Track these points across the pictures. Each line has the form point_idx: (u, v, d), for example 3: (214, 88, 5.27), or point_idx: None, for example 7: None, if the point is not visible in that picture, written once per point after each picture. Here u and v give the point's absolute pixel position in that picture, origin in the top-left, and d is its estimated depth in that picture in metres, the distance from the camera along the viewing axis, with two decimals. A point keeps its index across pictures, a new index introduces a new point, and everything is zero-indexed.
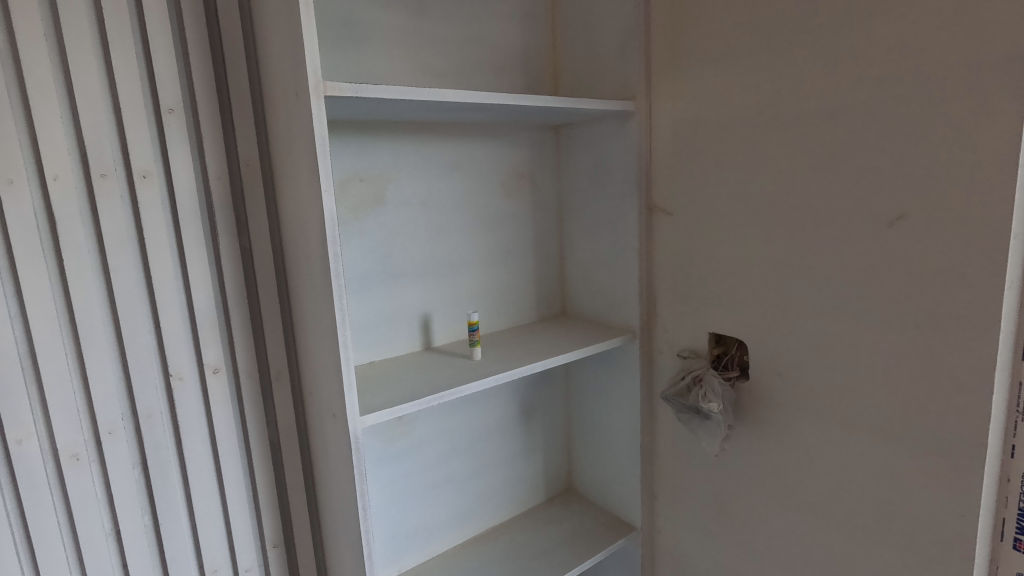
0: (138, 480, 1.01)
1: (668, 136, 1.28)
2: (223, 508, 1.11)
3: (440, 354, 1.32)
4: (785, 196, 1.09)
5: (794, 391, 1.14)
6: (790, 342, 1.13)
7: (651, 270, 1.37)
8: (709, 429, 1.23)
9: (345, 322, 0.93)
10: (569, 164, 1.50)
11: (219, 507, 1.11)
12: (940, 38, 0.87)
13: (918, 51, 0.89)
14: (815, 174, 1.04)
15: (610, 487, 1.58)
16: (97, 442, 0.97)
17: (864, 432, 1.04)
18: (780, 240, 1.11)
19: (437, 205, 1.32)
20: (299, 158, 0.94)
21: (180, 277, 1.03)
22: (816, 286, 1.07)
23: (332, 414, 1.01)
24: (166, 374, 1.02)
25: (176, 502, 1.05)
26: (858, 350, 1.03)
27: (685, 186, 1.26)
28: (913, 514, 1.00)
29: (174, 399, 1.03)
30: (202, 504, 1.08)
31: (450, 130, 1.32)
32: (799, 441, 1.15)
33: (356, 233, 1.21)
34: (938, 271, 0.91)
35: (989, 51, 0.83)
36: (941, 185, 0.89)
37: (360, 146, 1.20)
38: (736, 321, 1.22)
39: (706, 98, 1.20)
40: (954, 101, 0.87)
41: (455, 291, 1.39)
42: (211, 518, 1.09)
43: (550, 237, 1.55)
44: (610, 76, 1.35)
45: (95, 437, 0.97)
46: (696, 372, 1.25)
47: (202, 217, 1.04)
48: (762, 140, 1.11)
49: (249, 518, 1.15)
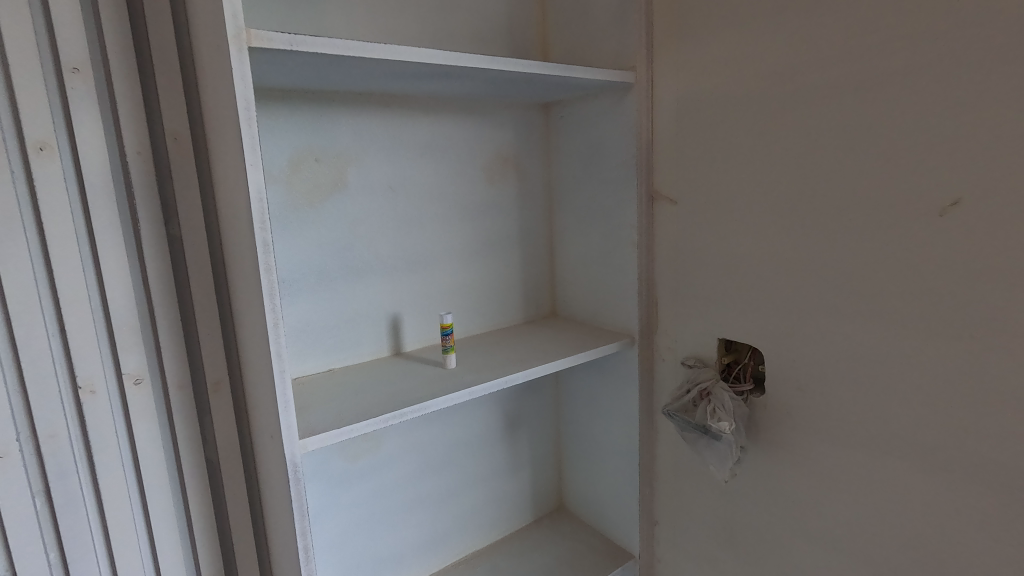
0: (40, 514, 0.85)
1: (670, 114, 1.11)
2: (151, 542, 0.96)
3: (409, 362, 1.15)
4: (807, 182, 0.93)
5: (818, 409, 0.97)
6: (813, 350, 0.96)
7: (652, 269, 1.20)
8: (717, 452, 1.03)
9: (278, 327, 0.77)
10: (559, 147, 1.33)
11: (145, 541, 0.95)
12: None
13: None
14: (848, 151, 0.87)
15: (604, 508, 1.42)
16: None
17: (898, 460, 0.88)
18: (800, 235, 0.95)
19: (408, 191, 1.16)
20: (223, 129, 0.78)
21: (92, 270, 0.86)
22: (843, 286, 0.90)
23: (269, 433, 0.85)
24: (75, 386, 0.86)
25: (91, 536, 0.89)
26: (890, 362, 0.87)
27: (690, 171, 1.10)
28: (962, 561, 0.83)
29: (84, 415, 0.87)
30: (123, 539, 0.92)
31: (423, 104, 1.16)
32: (820, 467, 0.98)
33: (311, 222, 1.05)
34: (996, 270, 0.74)
35: None
36: (1009, 162, 0.72)
37: (312, 122, 1.03)
38: (748, 328, 1.05)
39: (713, 70, 1.03)
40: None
41: (428, 289, 1.22)
42: (135, 554, 0.93)
43: (539, 230, 1.39)
44: (604, 46, 1.19)
45: None
46: (703, 386, 1.08)
47: (120, 201, 0.88)
48: (779, 116, 0.95)
49: (184, 552, 0.99)
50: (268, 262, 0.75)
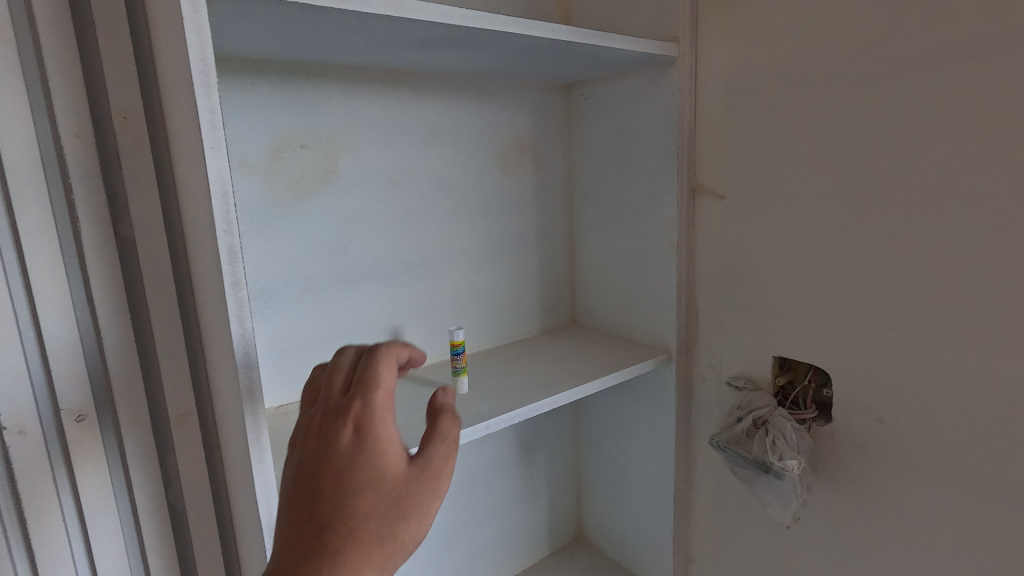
0: None
1: (717, 93, 0.94)
2: None
3: (411, 384, 0.98)
4: (893, 174, 0.76)
5: (899, 446, 0.81)
6: (895, 377, 0.80)
7: (693, 274, 1.04)
8: (778, 493, 0.87)
9: (249, 359, 0.60)
10: (582, 133, 1.17)
11: None
12: None
13: None
14: (954, 136, 0.70)
15: (629, 542, 1.26)
16: None
17: (1006, 516, 0.72)
18: (882, 237, 0.78)
19: (410, 183, 0.99)
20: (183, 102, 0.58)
21: (14, 275, 0.66)
22: (938, 301, 0.74)
23: (240, 486, 0.68)
24: None
25: None
26: (1000, 397, 0.70)
27: (740, 160, 0.93)
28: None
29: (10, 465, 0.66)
30: None
31: (428, 81, 0.98)
32: (898, 514, 0.82)
33: (296, 220, 0.87)
34: None
35: None
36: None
37: (296, 100, 0.85)
38: (811, 347, 0.89)
39: (774, 38, 0.86)
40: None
41: (434, 298, 1.06)
42: None
43: (559, 228, 1.22)
44: (639, 14, 1.01)
45: None
46: (758, 413, 0.92)
47: (50, 185, 0.67)
48: (859, 92, 0.77)
49: None
50: (234, 277, 0.57)
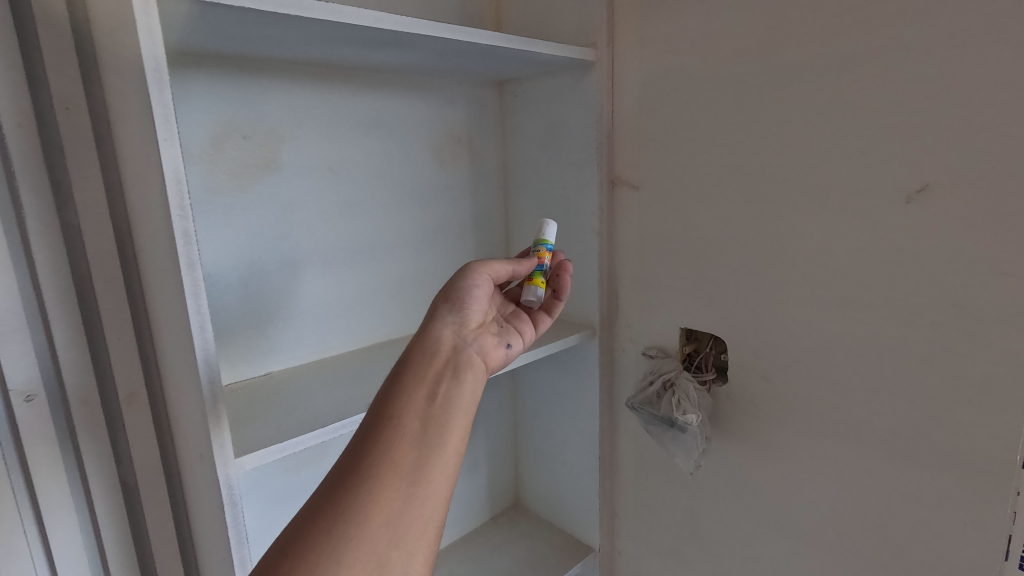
0: (15, 489, 0.75)
1: (632, 94, 1.06)
2: (50, 545, 0.80)
3: (356, 364, 1.05)
4: (773, 169, 0.90)
5: (780, 399, 0.95)
6: (776, 341, 0.94)
7: (613, 258, 1.16)
8: (683, 445, 1.02)
9: (206, 331, 0.67)
10: (514, 126, 1.26)
11: (43, 544, 0.79)
12: None
13: None
14: (822, 136, 0.83)
15: (561, 503, 1.38)
16: (14, 408, 0.74)
17: (859, 447, 0.87)
18: (766, 222, 0.92)
19: (350, 172, 1.05)
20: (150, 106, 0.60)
21: (12, 262, 0.74)
22: (807, 276, 0.88)
23: (199, 454, 0.73)
24: (7, 392, 0.74)
25: (25, 540, 0.77)
26: (852, 350, 0.85)
27: (652, 154, 1.05)
28: (939, 553, 0.81)
29: (15, 419, 0.74)
30: (21, 535, 0.77)
31: (367, 76, 1.04)
32: (778, 457, 0.97)
33: (237, 208, 0.92)
34: (958, 256, 0.74)
35: None
36: (1003, 142, 0.69)
37: (236, 92, 0.89)
38: (710, 319, 1.02)
39: (679, 48, 0.98)
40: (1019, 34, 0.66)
41: (376, 283, 1.13)
42: (27, 555, 0.78)
43: (494, 216, 1.32)
44: (561, 21, 1.10)
45: (8, 407, 0.74)
46: (667, 376, 1.05)
47: (10, 187, 0.73)
48: (747, 99, 0.91)
49: (95, 551, 0.85)
50: (189, 256, 0.65)
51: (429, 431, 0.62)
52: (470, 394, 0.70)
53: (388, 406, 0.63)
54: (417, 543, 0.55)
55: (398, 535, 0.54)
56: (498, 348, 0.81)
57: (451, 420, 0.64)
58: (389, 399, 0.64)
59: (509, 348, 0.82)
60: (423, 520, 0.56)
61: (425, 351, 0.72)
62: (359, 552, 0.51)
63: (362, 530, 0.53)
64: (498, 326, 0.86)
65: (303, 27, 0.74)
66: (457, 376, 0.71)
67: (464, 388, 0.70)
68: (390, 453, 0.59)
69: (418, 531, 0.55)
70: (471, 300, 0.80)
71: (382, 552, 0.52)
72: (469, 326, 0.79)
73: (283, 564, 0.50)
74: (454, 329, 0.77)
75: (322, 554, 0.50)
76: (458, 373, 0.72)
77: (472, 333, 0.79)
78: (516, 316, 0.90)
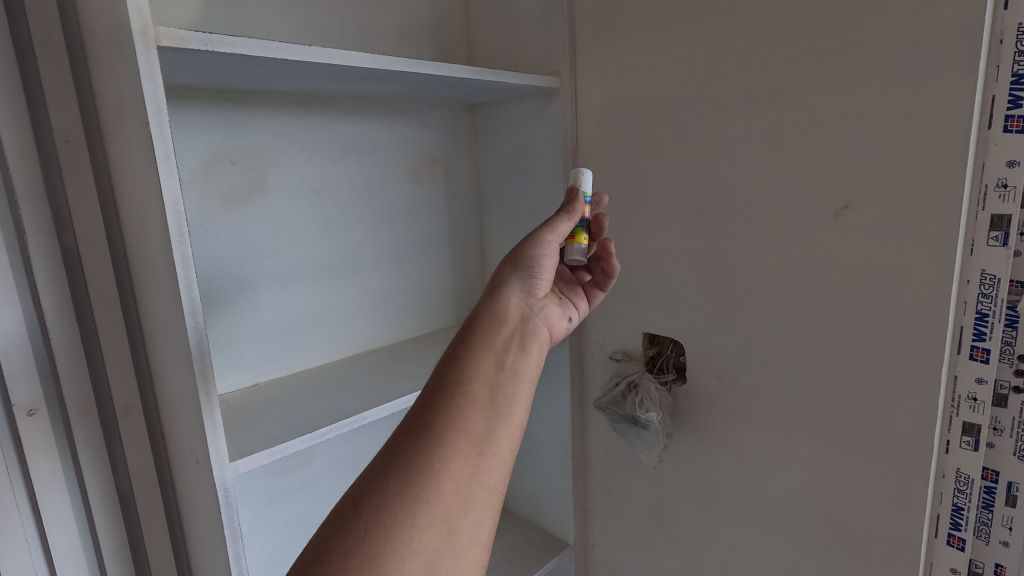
0: (17, 500, 0.80)
1: (594, 117, 1.15)
2: (51, 552, 0.84)
3: (338, 372, 1.12)
4: (720, 188, 0.99)
5: (733, 396, 1.04)
6: (728, 344, 1.02)
7: None
8: (646, 441, 1.12)
9: (202, 347, 0.73)
10: (486, 146, 1.34)
11: (43, 551, 0.83)
12: (874, 22, 0.79)
13: (848, 33, 0.82)
14: (759, 159, 0.93)
15: (539, 501, 1.45)
16: (17, 423, 0.79)
17: (801, 438, 0.96)
18: (716, 235, 1.01)
19: (332, 193, 1.12)
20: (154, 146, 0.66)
21: (15, 284, 0.79)
22: (751, 284, 0.97)
23: (195, 459, 0.79)
24: (11, 408, 0.78)
25: (27, 546, 0.81)
26: (792, 350, 0.94)
27: (614, 173, 1.14)
28: (876, 532, 0.89)
29: (19, 433, 0.79)
30: (23, 543, 0.81)
31: (347, 103, 1.12)
32: (733, 450, 1.05)
33: (228, 229, 0.98)
34: (879, 266, 0.83)
35: (924, 34, 0.75)
36: (910, 164, 0.79)
37: (225, 122, 0.96)
38: (669, 324, 1.11)
39: (635, 77, 1.07)
40: (917, 72, 0.77)
41: (358, 295, 1.19)
42: (28, 562, 0.82)
43: (469, 231, 1.40)
44: (528, 51, 1.19)
45: (10, 422, 0.78)
46: (632, 377, 1.14)
47: (14, 215, 0.78)
48: (696, 125, 1.00)
49: (92, 555, 0.90)
50: (186, 279, 0.71)
51: (495, 402, 0.67)
52: (534, 365, 0.76)
53: (460, 374, 0.68)
54: (485, 509, 0.59)
55: (466, 502, 0.58)
56: (559, 320, 0.88)
57: (515, 395, 0.69)
58: (459, 367, 0.69)
59: (570, 321, 0.90)
60: (489, 491, 0.61)
61: (494, 324, 0.78)
62: (432, 517, 0.56)
63: (434, 495, 0.57)
64: (558, 296, 0.93)
65: (288, 67, 0.82)
66: (521, 347, 0.77)
67: (528, 361, 0.75)
68: (460, 423, 0.63)
69: (486, 498, 0.60)
70: (540, 272, 0.88)
71: (451, 519, 0.57)
72: (536, 297, 0.87)
73: (358, 522, 0.54)
74: (520, 299, 0.85)
75: (397, 515, 0.55)
76: (523, 344, 0.78)
77: (537, 306, 0.86)
78: (572, 290, 0.97)
